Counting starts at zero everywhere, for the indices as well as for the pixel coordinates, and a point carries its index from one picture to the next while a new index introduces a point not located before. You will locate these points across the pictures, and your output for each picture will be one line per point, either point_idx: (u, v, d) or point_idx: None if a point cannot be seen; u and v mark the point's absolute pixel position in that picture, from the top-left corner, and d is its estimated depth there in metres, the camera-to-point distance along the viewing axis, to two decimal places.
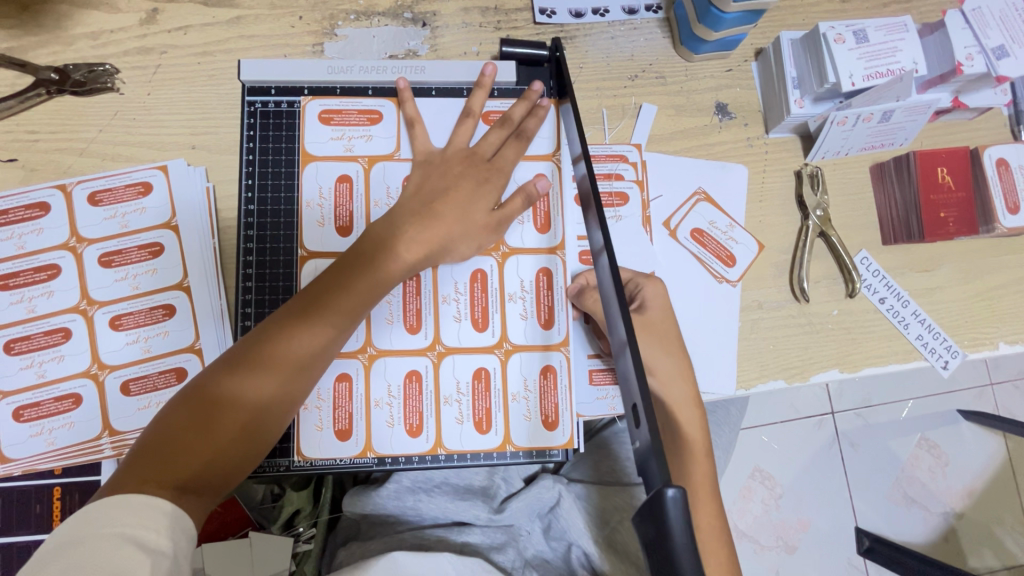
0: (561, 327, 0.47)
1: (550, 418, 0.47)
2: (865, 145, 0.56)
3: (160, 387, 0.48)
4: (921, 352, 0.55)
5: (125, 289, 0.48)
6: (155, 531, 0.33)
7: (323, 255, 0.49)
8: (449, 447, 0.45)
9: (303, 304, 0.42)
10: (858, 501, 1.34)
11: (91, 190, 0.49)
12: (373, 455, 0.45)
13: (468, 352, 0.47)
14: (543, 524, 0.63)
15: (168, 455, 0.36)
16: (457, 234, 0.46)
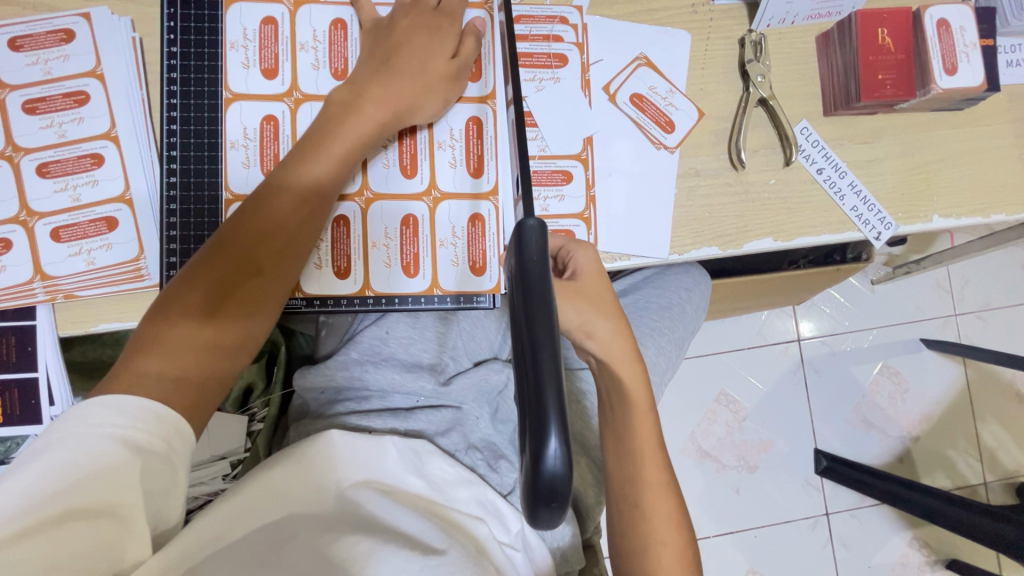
0: (490, 176, 0.50)
1: (478, 264, 0.50)
2: (811, 12, 0.55)
3: (89, 234, 0.48)
4: (854, 223, 0.56)
5: (51, 137, 0.48)
6: (148, 436, 0.37)
7: (247, 97, 0.49)
8: (378, 289, 0.48)
9: (275, 194, 0.44)
10: (818, 424, 1.38)
11: (10, 35, 0.48)
12: (301, 295, 0.48)
13: (395, 199, 0.49)
14: (491, 407, 0.65)
15: (185, 348, 0.40)
16: (418, 91, 0.47)
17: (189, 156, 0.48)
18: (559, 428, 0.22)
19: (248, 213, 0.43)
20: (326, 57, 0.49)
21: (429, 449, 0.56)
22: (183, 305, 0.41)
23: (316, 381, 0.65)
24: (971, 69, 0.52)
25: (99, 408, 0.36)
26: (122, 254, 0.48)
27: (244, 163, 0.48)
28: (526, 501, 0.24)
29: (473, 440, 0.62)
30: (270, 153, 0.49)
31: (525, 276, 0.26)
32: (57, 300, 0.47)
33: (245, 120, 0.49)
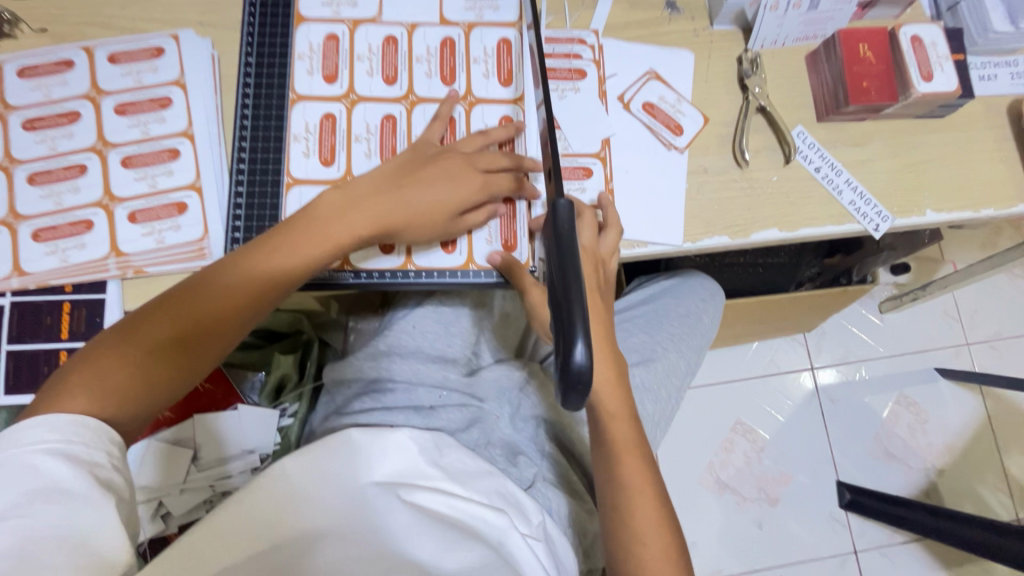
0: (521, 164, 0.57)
1: (509, 242, 0.56)
2: (799, 34, 0.62)
3: (161, 212, 0.53)
4: (853, 215, 0.61)
5: (136, 134, 0.55)
6: (83, 445, 0.40)
7: (312, 96, 0.56)
8: (419, 264, 0.55)
9: (250, 265, 0.49)
10: (838, 455, 1.36)
11: (110, 51, 0.56)
12: (349, 268, 0.55)
13: None
14: (511, 406, 0.68)
15: (134, 367, 0.45)
16: (443, 182, 0.53)
17: (256, 148, 0.55)
18: (583, 336, 0.28)
19: (239, 267, 0.49)
20: (380, 64, 0.57)
21: (449, 442, 0.55)
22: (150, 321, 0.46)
23: (347, 372, 0.69)
24: (945, 77, 0.58)
25: (45, 421, 0.39)
26: (192, 229, 0.53)
27: (304, 149, 0.55)
28: (558, 392, 0.30)
29: (494, 434, 0.65)
30: (327, 140, 0.55)
31: (558, 240, 0.33)
32: (127, 275, 0.52)
33: (307, 114, 0.56)
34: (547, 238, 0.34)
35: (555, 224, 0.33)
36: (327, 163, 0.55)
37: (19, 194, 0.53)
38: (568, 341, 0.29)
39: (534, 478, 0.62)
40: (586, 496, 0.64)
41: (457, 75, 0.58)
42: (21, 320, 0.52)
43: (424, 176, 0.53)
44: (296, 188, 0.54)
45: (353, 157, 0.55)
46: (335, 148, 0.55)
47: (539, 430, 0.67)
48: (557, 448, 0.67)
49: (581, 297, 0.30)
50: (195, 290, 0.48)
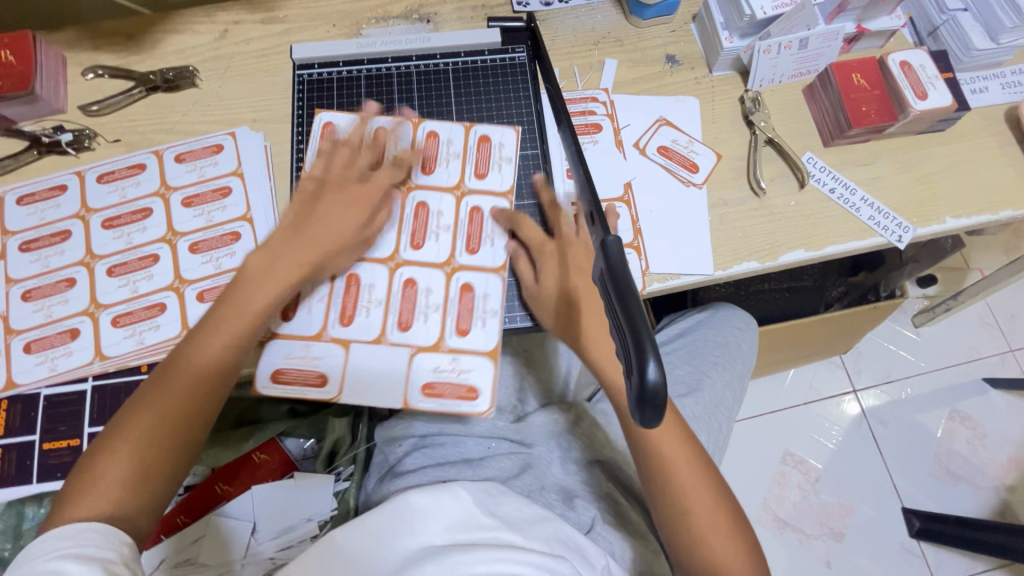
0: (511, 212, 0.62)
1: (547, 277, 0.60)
2: (793, 71, 0.68)
3: (305, 385, 0.57)
4: (875, 229, 0.63)
5: (201, 222, 0.60)
6: (98, 548, 0.41)
7: (339, 343, 0.58)
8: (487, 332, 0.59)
9: (208, 337, 0.50)
10: (899, 480, 1.30)
11: (177, 153, 0.63)
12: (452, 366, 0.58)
13: (473, 268, 0.60)
14: (562, 449, 0.68)
15: (129, 469, 0.46)
16: (319, 246, 0.55)
17: None
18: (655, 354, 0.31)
19: (171, 373, 0.49)
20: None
21: (503, 490, 0.55)
22: (113, 454, 0.46)
23: (399, 431, 0.70)
24: (939, 94, 0.62)
25: (63, 531, 0.41)
26: (338, 386, 0.57)
27: (406, 350, 0.58)
28: (635, 409, 0.32)
29: (547, 481, 0.64)
30: (387, 342, 0.58)
31: (613, 271, 0.35)
32: None
33: (368, 358, 0.58)
34: (602, 270, 0.37)
35: (607, 257, 0.36)
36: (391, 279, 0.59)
37: (100, 286, 0.57)
38: (641, 359, 0.31)
39: (593, 520, 0.60)
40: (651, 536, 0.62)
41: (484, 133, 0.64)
42: (102, 402, 0.55)
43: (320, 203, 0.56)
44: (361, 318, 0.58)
45: (430, 318, 0.59)
46: (397, 324, 0.59)
47: (593, 472, 0.66)
48: (615, 487, 0.66)
49: (645, 320, 0.33)
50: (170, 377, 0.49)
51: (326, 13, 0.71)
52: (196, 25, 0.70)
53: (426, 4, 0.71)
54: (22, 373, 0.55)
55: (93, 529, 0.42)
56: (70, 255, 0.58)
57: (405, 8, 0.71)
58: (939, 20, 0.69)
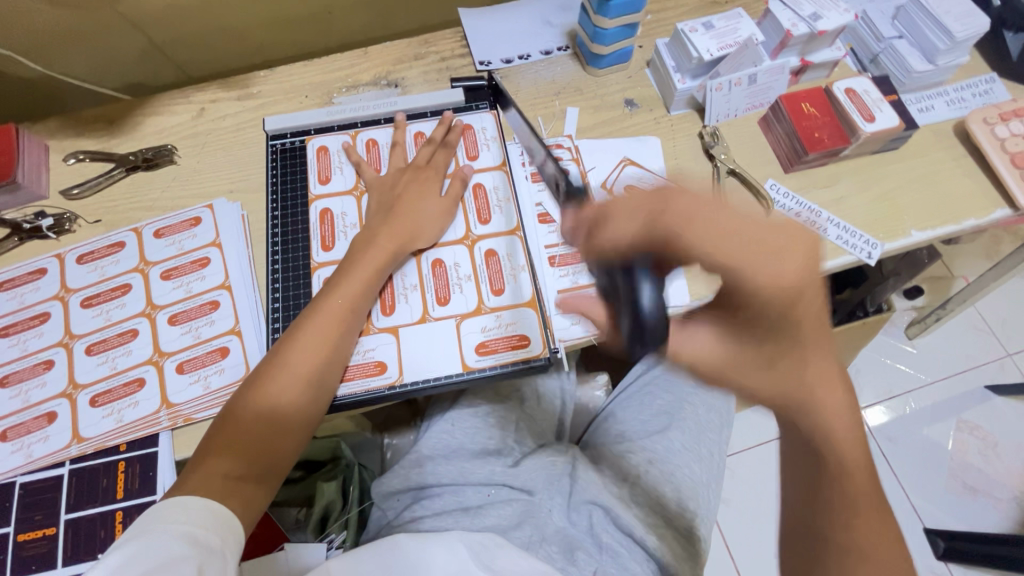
0: (511, 218, 0.62)
1: (528, 301, 0.58)
2: (746, 105, 0.71)
3: (367, 377, 0.56)
4: (844, 248, 0.64)
5: (180, 294, 0.61)
6: (203, 531, 0.42)
7: (389, 331, 0.57)
8: (526, 299, 0.58)
9: (327, 312, 0.54)
10: (916, 498, 1.26)
11: (156, 229, 0.64)
12: (512, 350, 0.57)
13: (491, 238, 0.61)
14: (564, 496, 0.64)
15: (260, 431, 0.50)
16: (417, 217, 0.59)
17: (289, 293, 0.61)
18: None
19: (270, 375, 0.51)
20: (322, 245, 0.62)
21: (498, 542, 0.54)
22: (219, 449, 0.48)
23: (394, 482, 0.68)
24: (886, 116, 0.65)
25: (179, 504, 0.43)
26: (398, 368, 0.56)
27: (451, 322, 0.58)
28: None
29: (548, 532, 0.61)
30: (431, 319, 0.58)
31: None
32: (178, 425, 0.55)
33: (416, 339, 0.57)
34: None
35: None
36: (390, 307, 0.58)
37: (79, 366, 0.57)
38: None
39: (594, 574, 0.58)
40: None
41: (480, 149, 0.66)
42: (78, 486, 0.54)
43: (405, 190, 0.61)
44: (383, 334, 0.57)
45: (464, 288, 0.59)
46: (435, 300, 0.59)
47: (594, 519, 0.63)
48: (619, 535, 0.63)
49: None
50: (290, 347, 0.52)
51: (298, 86, 0.75)
52: (174, 106, 0.73)
53: (394, 70, 0.75)
54: None
55: (215, 514, 0.44)
56: (49, 337, 0.59)
57: (373, 75, 0.75)
58: (878, 48, 0.73)
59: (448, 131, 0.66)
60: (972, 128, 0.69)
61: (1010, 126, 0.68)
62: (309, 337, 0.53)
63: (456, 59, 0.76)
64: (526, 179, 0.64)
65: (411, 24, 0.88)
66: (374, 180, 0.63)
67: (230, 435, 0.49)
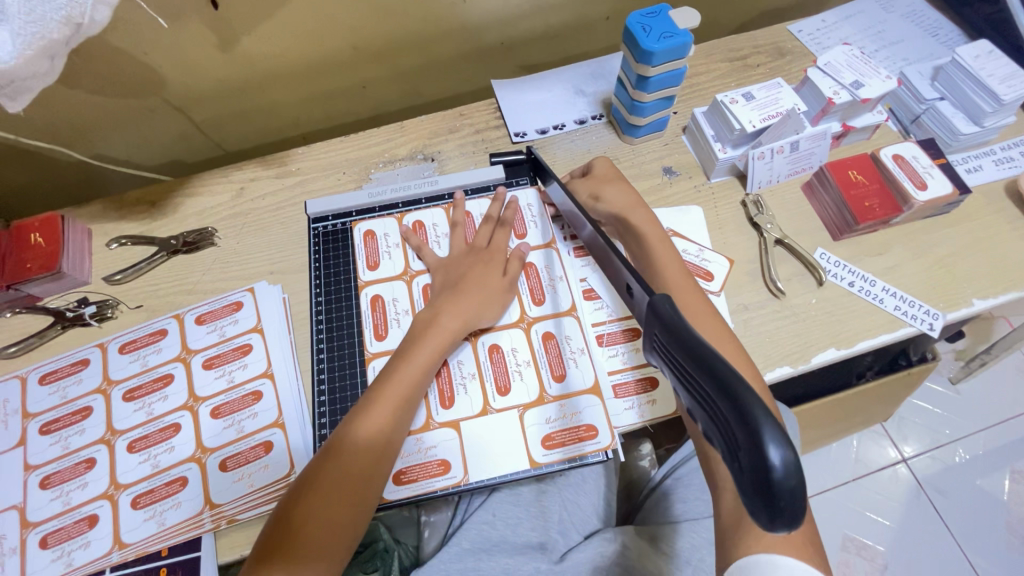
0: (566, 297, 0.60)
1: (593, 387, 0.55)
2: (789, 171, 0.70)
3: (430, 478, 0.52)
4: (903, 319, 0.62)
5: (222, 384, 0.59)
6: None
7: (451, 426, 0.54)
8: (590, 386, 0.55)
9: (383, 398, 0.51)
10: (974, 557, 1.19)
11: (197, 315, 0.64)
12: (579, 444, 0.53)
13: (546, 319, 0.58)
14: None
15: (313, 534, 0.46)
16: (473, 300, 0.57)
17: (334, 383, 0.59)
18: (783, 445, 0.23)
19: (325, 470, 0.48)
20: (375, 333, 0.60)
21: None
22: (273, 556, 0.45)
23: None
24: (938, 182, 0.63)
25: None
26: (462, 467, 0.52)
27: (515, 413, 0.54)
28: (765, 517, 0.24)
29: None
30: (493, 411, 0.54)
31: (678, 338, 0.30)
32: (221, 528, 0.53)
33: (479, 432, 0.54)
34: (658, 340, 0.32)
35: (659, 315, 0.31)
36: (448, 399, 0.55)
37: (120, 464, 0.56)
38: (754, 447, 0.24)
39: None
40: None
41: (528, 225, 0.64)
42: None
43: (462, 272, 0.59)
44: (444, 430, 0.54)
45: (525, 374, 0.56)
46: (496, 389, 0.55)
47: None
48: None
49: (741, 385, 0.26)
50: (345, 438, 0.50)
51: (336, 163, 0.75)
52: (213, 186, 0.74)
53: (430, 144, 0.76)
54: (37, 571, 0.52)
55: None
56: (91, 433, 0.57)
57: (409, 149, 0.76)
58: (920, 109, 0.72)
59: (497, 208, 0.65)
60: None
61: None
62: (365, 427, 0.50)
63: (492, 131, 0.76)
64: (571, 256, 0.62)
65: (442, 93, 0.89)
66: (430, 263, 0.62)
67: (283, 540, 0.45)
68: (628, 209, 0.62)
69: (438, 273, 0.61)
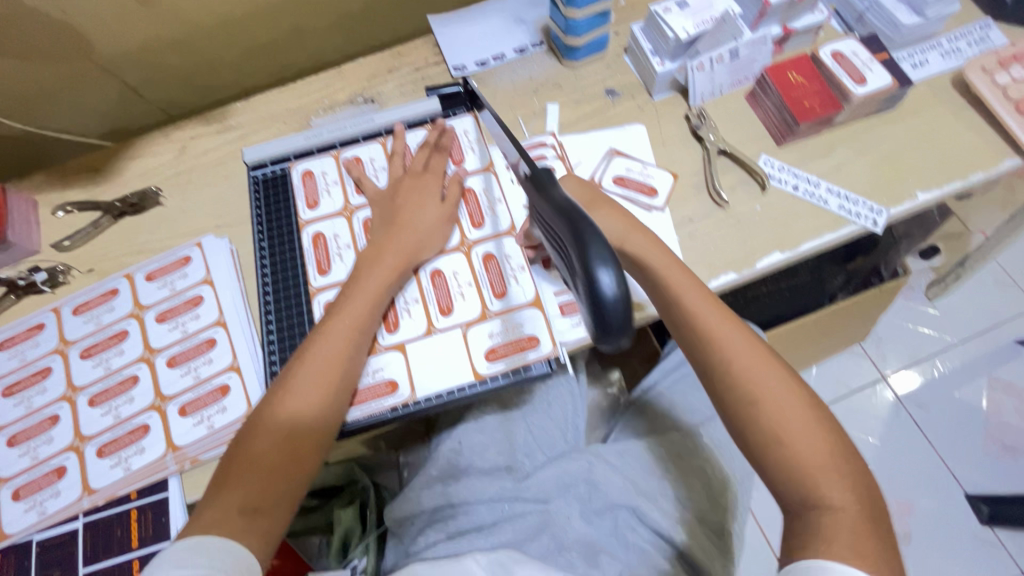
0: (506, 218, 0.60)
1: (534, 301, 0.56)
2: (731, 81, 0.69)
3: (378, 398, 0.53)
4: (848, 217, 0.62)
5: (176, 335, 0.60)
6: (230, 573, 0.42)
7: (397, 349, 0.55)
8: (532, 301, 0.56)
9: (332, 328, 0.52)
10: (953, 464, 1.22)
11: (146, 272, 0.64)
12: (521, 356, 0.55)
13: (486, 241, 0.59)
14: (583, 501, 0.64)
15: (269, 461, 0.47)
16: (410, 225, 0.57)
17: (283, 322, 0.60)
18: (606, 262, 0.29)
19: (278, 401, 0.49)
20: (319, 269, 0.61)
21: (518, 558, 0.53)
22: (232, 483, 0.46)
23: (408, 507, 0.68)
24: (877, 75, 0.62)
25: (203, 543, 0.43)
26: (409, 385, 0.54)
27: (458, 332, 0.56)
28: (602, 329, 0.31)
29: (569, 542, 0.60)
30: (438, 331, 0.56)
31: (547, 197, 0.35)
32: (185, 468, 0.54)
33: (424, 353, 0.55)
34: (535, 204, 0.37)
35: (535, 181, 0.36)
36: (392, 323, 0.56)
37: (83, 418, 0.57)
38: (594, 274, 0.30)
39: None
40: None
41: (467, 152, 0.64)
42: (93, 537, 0.54)
43: (399, 200, 0.59)
44: (390, 353, 0.55)
45: (467, 295, 0.57)
46: (439, 310, 0.57)
47: (620, 520, 0.63)
48: (644, 532, 0.63)
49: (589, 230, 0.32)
50: (296, 369, 0.50)
51: (276, 113, 0.74)
52: (154, 147, 0.73)
53: (369, 85, 0.74)
54: (13, 521, 0.54)
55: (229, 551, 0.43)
56: (52, 391, 0.59)
57: (349, 93, 0.74)
58: (862, 6, 0.71)
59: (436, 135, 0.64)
60: (971, 79, 0.66)
61: (1011, 72, 0.65)
62: (315, 356, 0.50)
63: (431, 68, 0.75)
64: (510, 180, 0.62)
65: (383, 36, 0.87)
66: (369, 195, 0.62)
67: (240, 468, 0.47)
68: (623, 235, 0.56)
69: (378, 204, 0.60)
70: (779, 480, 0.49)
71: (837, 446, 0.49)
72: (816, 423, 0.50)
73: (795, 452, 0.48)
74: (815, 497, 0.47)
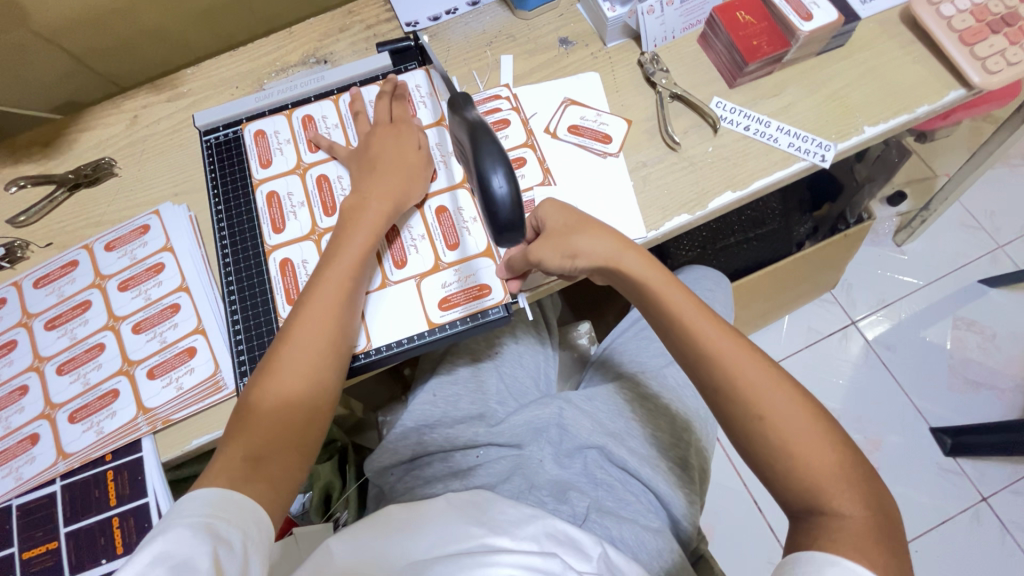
0: (458, 170, 0.61)
1: (486, 250, 0.58)
2: (683, 25, 0.68)
3: None
4: (797, 154, 0.63)
5: (140, 302, 0.61)
6: (229, 526, 0.41)
7: None
8: (485, 250, 0.58)
9: (325, 281, 0.52)
10: (919, 401, 1.27)
11: (106, 242, 0.64)
12: (475, 305, 0.56)
13: (439, 194, 0.60)
14: (554, 445, 0.66)
15: (277, 412, 0.48)
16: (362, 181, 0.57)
17: (243, 283, 0.61)
18: (494, 170, 0.38)
19: (280, 354, 0.50)
20: (273, 227, 0.62)
21: (491, 497, 0.56)
22: (239, 435, 0.47)
23: (385, 459, 0.69)
24: (824, 11, 0.63)
25: (204, 495, 0.42)
26: (365, 336, 0.55)
27: (412, 283, 0.57)
28: (494, 226, 0.40)
29: (540, 480, 0.63)
30: (392, 284, 0.57)
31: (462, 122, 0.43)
32: (157, 428, 0.56)
33: (379, 306, 0.56)
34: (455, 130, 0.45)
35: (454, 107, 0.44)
36: None
37: (52, 387, 0.58)
38: (487, 181, 0.39)
39: (587, 510, 0.60)
40: (650, 515, 0.63)
41: (420, 108, 0.64)
42: (72, 498, 0.55)
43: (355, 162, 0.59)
44: None
45: (420, 247, 0.58)
46: (393, 264, 0.58)
47: (589, 460, 0.66)
48: (613, 470, 0.66)
49: (488, 147, 0.40)
50: (295, 323, 0.51)
51: (227, 77, 0.73)
52: (105, 117, 0.72)
53: (321, 45, 0.73)
54: None
55: (235, 504, 0.42)
56: (19, 363, 0.59)
57: (301, 55, 0.73)
58: None
59: (390, 92, 0.64)
60: (917, 12, 0.66)
61: (955, 4, 0.66)
62: (312, 309, 0.51)
63: (383, 25, 0.74)
64: None
65: None
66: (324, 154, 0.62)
67: (248, 420, 0.47)
68: (616, 254, 0.53)
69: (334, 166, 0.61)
70: (786, 489, 0.44)
71: (852, 462, 0.43)
72: (827, 436, 0.44)
73: (805, 462, 0.43)
74: (821, 503, 0.42)
